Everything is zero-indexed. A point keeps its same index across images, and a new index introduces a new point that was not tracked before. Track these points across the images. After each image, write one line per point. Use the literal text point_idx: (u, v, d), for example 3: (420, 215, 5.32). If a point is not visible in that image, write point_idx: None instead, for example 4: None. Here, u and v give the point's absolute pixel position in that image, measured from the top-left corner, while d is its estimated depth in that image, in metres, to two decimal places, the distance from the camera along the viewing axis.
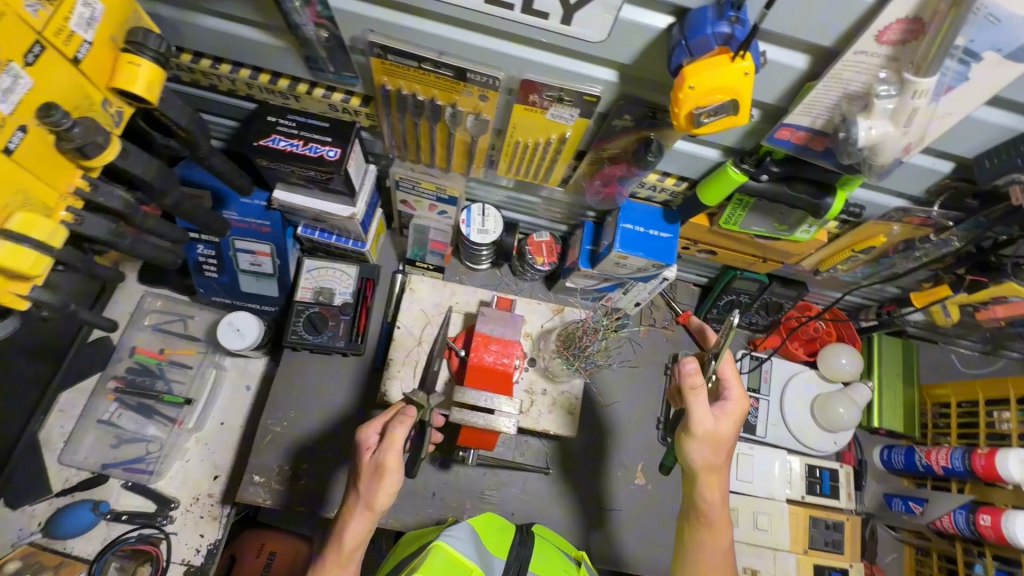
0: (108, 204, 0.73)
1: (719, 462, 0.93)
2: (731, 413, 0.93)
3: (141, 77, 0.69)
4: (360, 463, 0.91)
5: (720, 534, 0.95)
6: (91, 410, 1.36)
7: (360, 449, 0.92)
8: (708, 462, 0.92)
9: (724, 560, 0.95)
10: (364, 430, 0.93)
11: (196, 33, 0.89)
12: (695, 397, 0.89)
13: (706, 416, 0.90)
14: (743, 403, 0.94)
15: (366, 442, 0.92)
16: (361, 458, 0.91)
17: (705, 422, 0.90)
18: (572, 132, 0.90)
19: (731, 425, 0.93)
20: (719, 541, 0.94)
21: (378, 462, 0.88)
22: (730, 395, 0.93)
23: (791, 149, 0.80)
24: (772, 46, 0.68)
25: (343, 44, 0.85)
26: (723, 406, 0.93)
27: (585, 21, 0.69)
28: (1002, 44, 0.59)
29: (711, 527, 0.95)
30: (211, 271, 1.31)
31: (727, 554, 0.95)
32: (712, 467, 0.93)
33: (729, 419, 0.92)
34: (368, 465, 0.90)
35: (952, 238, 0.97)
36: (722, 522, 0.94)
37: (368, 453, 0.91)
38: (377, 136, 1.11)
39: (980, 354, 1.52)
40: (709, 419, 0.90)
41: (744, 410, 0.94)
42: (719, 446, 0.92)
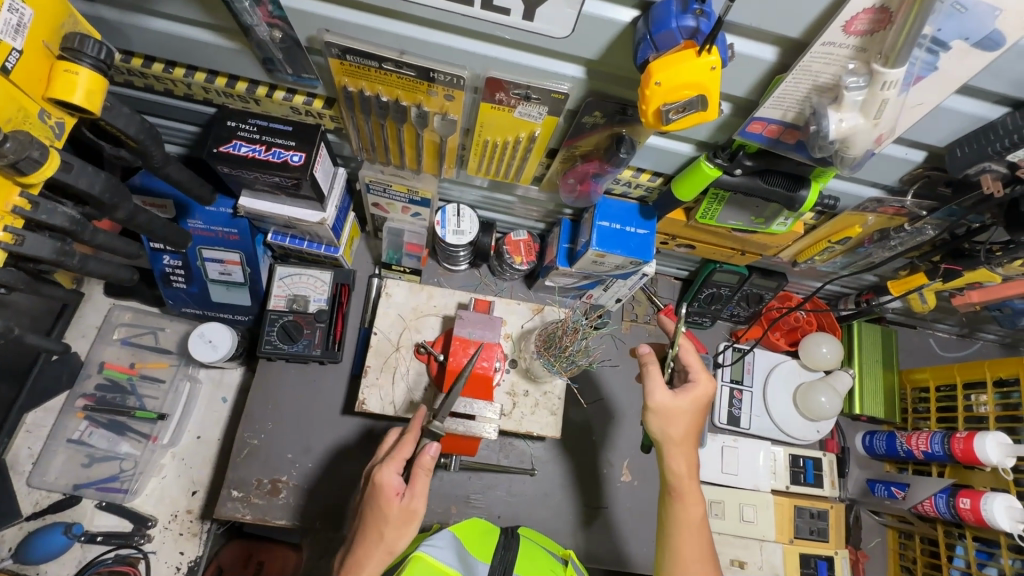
0: (52, 222, 0.69)
1: (681, 431, 0.92)
2: (694, 393, 0.93)
3: (80, 86, 0.65)
4: (385, 508, 0.86)
5: (689, 504, 0.92)
6: (61, 430, 1.31)
7: (388, 494, 0.86)
8: (670, 429, 0.92)
9: (695, 529, 0.91)
10: (386, 472, 0.87)
11: (144, 36, 0.85)
12: (648, 373, 0.92)
13: (662, 391, 0.91)
14: (706, 385, 0.93)
15: (392, 485, 0.86)
16: (388, 504, 0.86)
17: (662, 396, 0.92)
18: (541, 130, 0.88)
19: (693, 403, 0.93)
20: (688, 509, 0.91)
21: (408, 508, 0.86)
22: (694, 376, 0.94)
23: (764, 143, 0.79)
24: (740, 38, 0.66)
25: (299, 45, 0.81)
26: (685, 386, 0.93)
27: (547, 15, 0.66)
28: (970, 32, 0.58)
29: (679, 497, 0.92)
30: (179, 282, 1.26)
31: (699, 524, 0.91)
32: (675, 434, 0.92)
33: (690, 396, 0.93)
34: (397, 511, 0.85)
35: (926, 226, 0.97)
36: (690, 489, 0.92)
37: (395, 497, 0.86)
38: (344, 138, 1.07)
39: (957, 338, 1.54)
40: (666, 393, 0.92)
41: (710, 393, 0.94)
42: (679, 416, 0.92)
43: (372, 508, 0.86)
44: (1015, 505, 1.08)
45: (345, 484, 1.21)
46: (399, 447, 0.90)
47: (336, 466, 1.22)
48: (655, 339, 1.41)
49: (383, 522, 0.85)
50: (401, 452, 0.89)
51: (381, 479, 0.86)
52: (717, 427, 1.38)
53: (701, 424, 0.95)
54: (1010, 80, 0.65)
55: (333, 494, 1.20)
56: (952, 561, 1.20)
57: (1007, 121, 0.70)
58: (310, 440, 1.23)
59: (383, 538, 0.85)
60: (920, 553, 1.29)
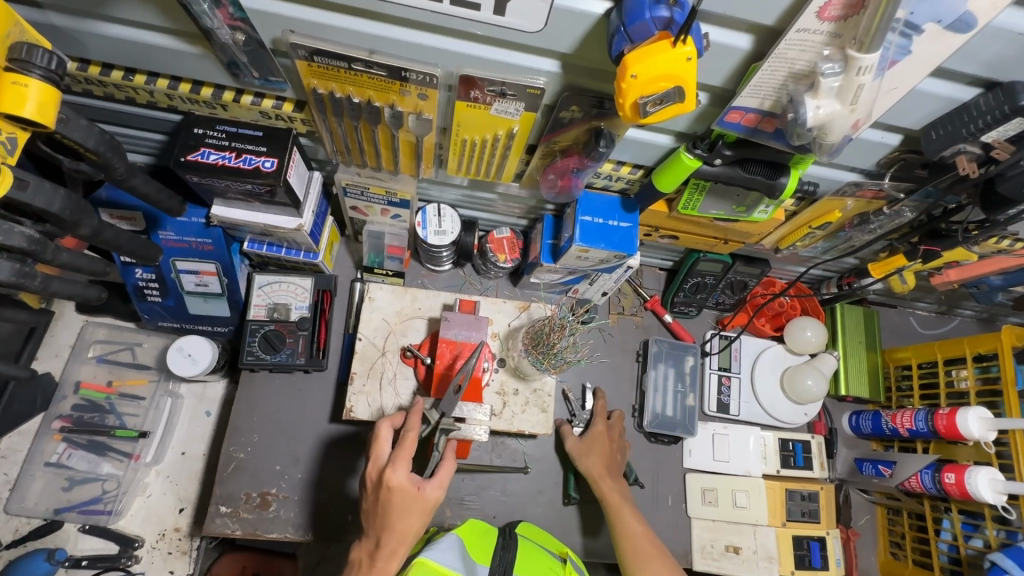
0: (9, 242, 0.65)
1: (593, 458, 1.18)
2: (596, 434, 1.22)
3: (31, 98, 0.62)
4: (409, 501, 0.86)
5: (608, 492, 1.12)
6: (38, 453, 1.27)
7: (407, 489, 0.85)
8: (587, 465, 1.17)
9: (622, 508, 1.10)
10: (394, 473, 0.86)
11: (100, 43, 0.81)
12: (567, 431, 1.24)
13: (571, 434, 1.22)
14: (602, 424, 1.24)
15: (409, 480, 0.86)
16: (410, 497, 0.86)
17: (574, 440, 1.22)
18: (518, 127, 0.87)
19: (597, 440, 1.21)
20: (613, 497, 1.11)
21: (430, 496, 0.87)
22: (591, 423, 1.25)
23: (742, 132, 0.78)
24: (715, 27, 0.66)
25: (264, 47, 0.78)
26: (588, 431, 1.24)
27: (517, 10, 0.65)
28: (943, 15, 0.58)
29: (604, 493, 1.12)
30: (154, 296, 1.23)
31: (622, 503, 1.11)
32: (595, 467, 1.16)
33: (595, 437, 1.22)
34: (422, 501, 0.86)
35: (904, 209, 0.98)
36: (607, 484, 1.14)
37: (416, 490, 0.86)
38: (318, 141, 1.04)
39: (936, 315, 1.56)
40: (572, 437, 1.22)
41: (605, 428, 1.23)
42: (590, 452, 1.19)
43: (391, 506, 0.85)
44: (998, 477, 1.10)
45: (336, 494, 1.19)
46: (405, 445, 0.88)
47: (326, 475, 1.20)
48: (642, 331, 1.41)
49: (407, 515, 0.86)
50: (408, 449, 0.88)
51: (395, 478, 0.85)
52: (707, 415, 1.38)
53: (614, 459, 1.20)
54: (984, 61, 0.65)
55: (324, 504, 1.18)
56: (939, 534, 1.23)
57: (981, 102, 0.70)
58: (299, 450, 1.21)
59: (408, 528, 0.86)
60: (908, 528, 1.32)
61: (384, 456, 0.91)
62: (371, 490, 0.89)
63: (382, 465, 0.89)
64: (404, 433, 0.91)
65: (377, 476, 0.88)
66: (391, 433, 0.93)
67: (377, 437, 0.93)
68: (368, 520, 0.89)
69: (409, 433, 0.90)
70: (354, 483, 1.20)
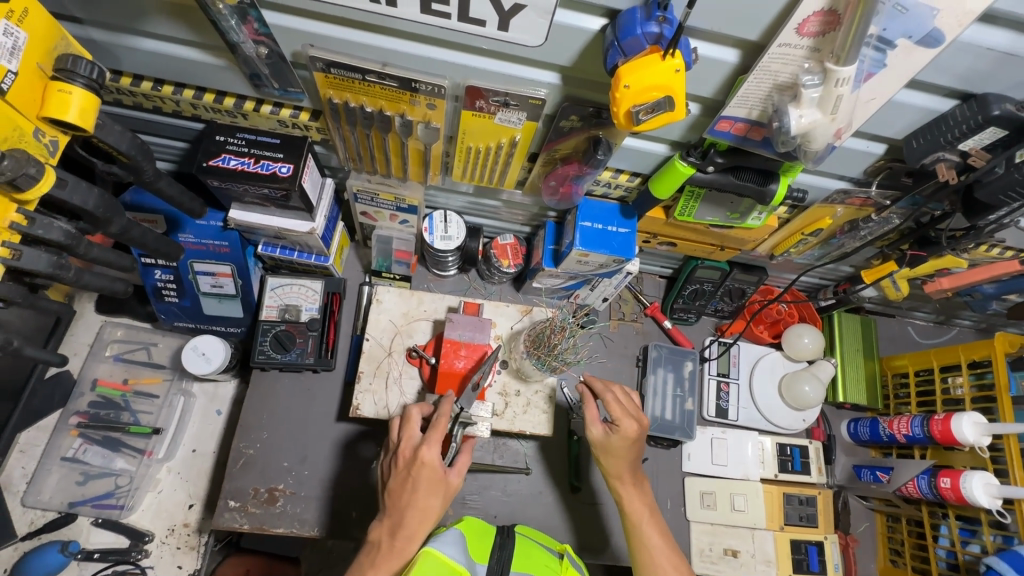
0: (48, 236, 0.70)
1: (615, 460, 1.00)
2: (622, 437, 0.98)
3: (73, 105, 0.68)
4: (435, 481, 0.91)
5: (631, 499, 1.01)
6: (55, 448, 1.32)
7: (440, 470, 0.91)
8: (603, 458, 1.01)
9: (646, 520, 1.00)
10: (431, 448, 0.90)
11: (135, 57, 0.88)
12: (587, 418, 1.01)
13: (597, 424, 1.00)
14: (631, 424, 0.98)
15: (439, 462, 0.91)
16: (440, 477, 0.91)
17: (598, 430, 1.00)
18: (521, 135, 0.92)
19: (622, 445, 0.98)
20: (635, 507, 1.01)
21: (451, 481, 0.94)
22: (618, 420, 0.98)
23: (732, 140, 0.83)
24: (703, 42, 0.71)
25: (284, 60, 0.84)
26: (614, 425, 0.99)
27: (521, 25, 0.70)
28: (913, 30, 0.62)
29: (625, 502, 1.01)
30: (171, 296, 1.28)
31: (648, 514, 1.01)
32: (614, 466, 1.01)
33: (621, 436, 0.98)
34: (446, 482, 0.92)
35: (892, 215, 1.02)
36: (629, 492, 1.02)
37: (444, 473, 0.92)
38: (331, 150, 1.10)
39: (934, 325, 1.59)
40: (597, 427, 1.00)
41: (638, 427, 0.99)
42: (614, 451, 0.99)
43: (421, 483, 0.90)
44: (992, 481, 1.11)
45: (341, 491, 1.22)
46: (440, 428, 0.92)
47: (332, 472, 1.23)
48: (642, 337, 1.44)
49: (434, 494, 0.91)
50: (442, 432, 0.92)
51: (431, 455, 0.90)
52: (706, 419, 1.40)
53: (640, 453, 1.02)
54: (957, 73, 0.69)
55: (330, 501, 1.21)
56: (938, 541, 1.24)
57: (957, 112, 0.75)
58: (306, 448, 1.25)
59: (431, 509, 0.91)
60: (908, 535, 1.32)
61: (415, 436, 0.95)
62: (399, 468, 0.93)
63: (414, 444, 0.94)
64: (437, 417, 0.95)
65: (410, 453, 0.93)
66: (421, 417, 0.97)
67: (408, 418, 0.96)
68: (392, 497, 0.92)
69: (442, 417, 0.94)
70: (359, 480, 1.23)
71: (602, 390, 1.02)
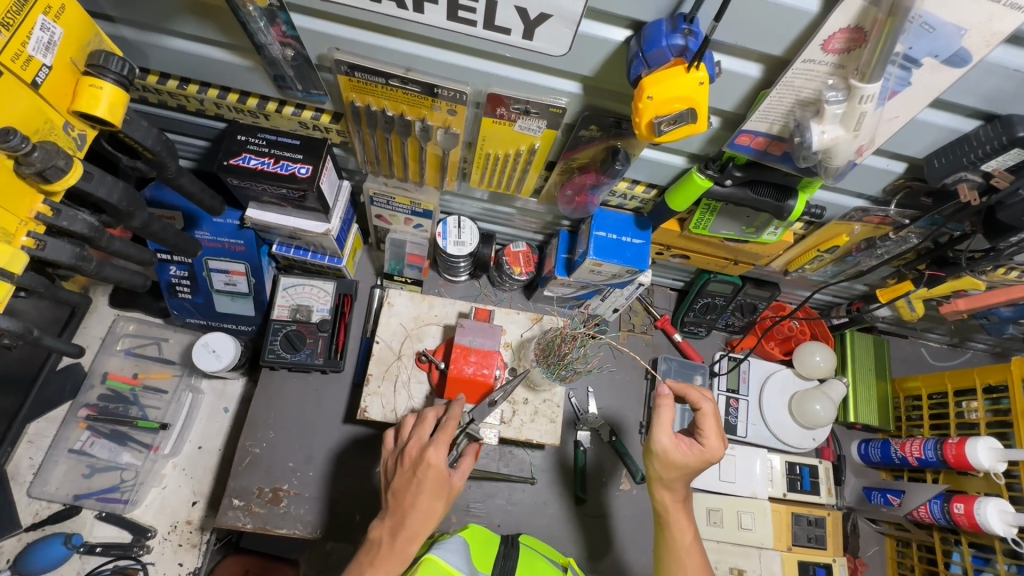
0: (72, 228, 0.71)
1: (677, 476, 0.95)
2: (701, 454, 0.94)
3: (103, 100, 0.69)
4: (439, 485, 0.90)
5: (677, 530, 0.97)
6: (63, 440, 1.32)
7: (445, 474, 0.90)
8: (663, 471, 0.95)
9: (688, 554, 0.95)
10: (436, 452, 0.90)
11: (163, 55, 0.89)
12: (659, 426, 0.94)
13: (671, 436, 0.93)
14: (718, 444, 0.94)
15: (445, 465, 0.90)
16: (445, 481, 0.90)
17: (669, 440, 0.93)
18: (540, 143, 0.92)
19: (698, 462, 0.94)
20: (682, 535, 0.96)
21: (455, 485, 0.92)
22: (708, 437, 0.94)
23: (752, 154, 0.83)
24: (726, 56, 0.71)
25: (309, 62, 0.86)
26: (692, 444, 0.94)
27: (546, 34, 0.70)
28: (939, 50, 0.62)
29: (671, 521, 0.97)
30: (184, 293, 1.29)
31: (689, 548, 0.96)
32: (670, 478, 0.95)
33: (693, 455, 0.93)
34: (449, 486, 0.91)
35: (910, 235, 1.02)
36: (678, 516, 0.97)
37: (448, 475, 0.91)
38: (349, 152, 1.11)
39: (948, 348, 1.57)
40: (668, 437, 0.93)
41: (719, 455, 0.95)
42: (676, 469, 0.94)
43: (425, 487, 0.89)
44: (1007, 509, 1.08)
45: (346, 494, 1.22)
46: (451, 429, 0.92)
47: (337, 474, 1.23)
48: (652, 349, 1.43)
49: (438, 498, 0.90)
50: (451, 435, 0.92)
51: (439, 460, 0.90)
52: None
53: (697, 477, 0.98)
54: (981, 94, 0.69)
55: (333, 503, 1.20)
56: (949, 568, 1.21)
57: (981, 132, 0.74)
58: (312, 448, 1.24)
59: (432, 512, 0.90)
60: (919, 561, 1.30)
61: (425, 436, 0.94)
62: (406, 468, 0.92)
63: (422, 444, 0.93)
64: (446, 420, 0.94)
65: (417, 453, 0.92)
66: (436, 418, 0.97)
67: (422, 419, 0.96)
68: (395, 498, 0.91)
69: (451, 420, 0.93)
70: (363, 483, 1.23)
71: (695, 397, 0.96)
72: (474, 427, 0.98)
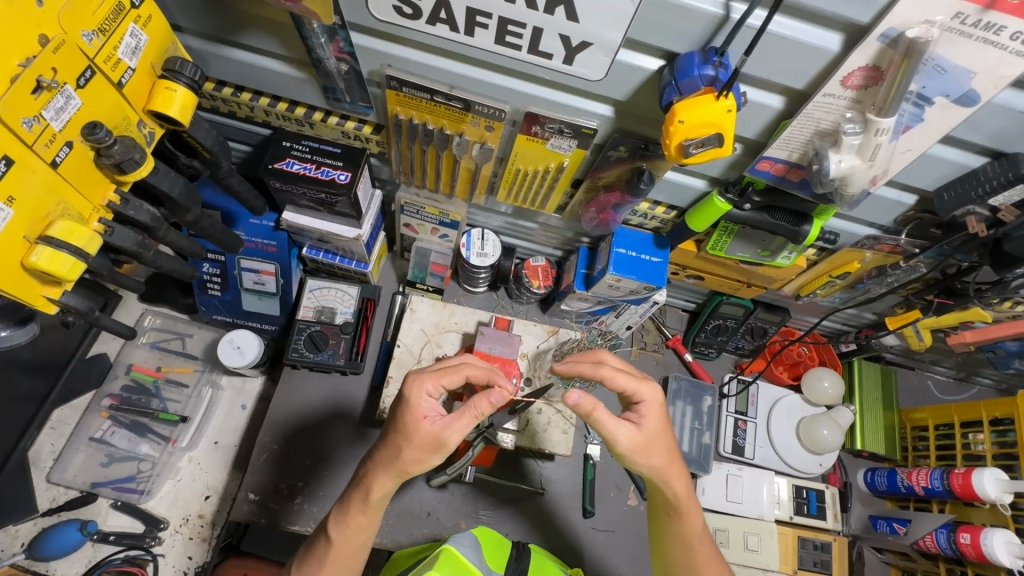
0: (137, 217, 0.77)
1: (666, 454, 0.87)
2: (655, 410, 0.86)
3: (176, 101, 0.75)
4: (410, 427, 0.82)
5: (688, 520, 0.92)
6: (85, 427, 1.35)
7: (416, 417, 0.82)
8: (654, 459, 0.86)
9: (697, 540, 0.92)
10: (416, 388, 0.84)
11: (222, 64, 0.96)
12: (596, 417, 0.83)
13: (618, 427, 0.83)
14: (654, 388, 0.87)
15: (422, 406, 0.83)
16: (415, 426, 0.82)
17: (626, 428, 0.84)
18: (569, 161, 0.98)
19: (663, 420, 0.87)
20: (694, 526, 0.92)
21: (445, 439, 0.82)
22: (635, 393, 0.86)
23: (771, 180, 0.88)
24: (753, 88, 0.77)
25: (361, 77, 0.92)
26: (638, 411, 0.87)
27: (585, 60, 0.76)
28: (951, 89, 0.67)
29: (684, 516, 0.91)
30: (214, 290, 1.33)
31: (701, 534, 0.93)
32: (660, 463, 0.87)
33: (654, 421, 0.86)
34: (431, 435, 0.82)
35: (920, 264, 1.06)
36: (691, 507, 0.91)
37: (424, 418, 0.82)
38: (385, 162, 1.17)
39: (955, 381, 1.59)
40: (625, 427, 0.84)
41: (662, 399, 0.87)
42: (654, 445, 0.86)
43: (399, 427, 0.83)
44: (1014, 540, 1.10)
45: None
46: (447, 372, 0.86)
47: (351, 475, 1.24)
48: (662, 367, 1.46)
49: (406, 442, 0.82)
50: (441, 377, 0.86)
51: (415, 398, 0.83)
52: (722, 455, 1.40)
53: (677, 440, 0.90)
54: (989, 133, 0.74)
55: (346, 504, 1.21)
56: None
57: (988, 169, 0.79)
58: (328, 449, 1.26)
59: (400, 455, 0.83)
60: None
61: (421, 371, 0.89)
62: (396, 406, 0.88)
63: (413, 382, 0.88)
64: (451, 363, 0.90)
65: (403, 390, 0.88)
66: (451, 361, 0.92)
67: (439, 362, 0.94)
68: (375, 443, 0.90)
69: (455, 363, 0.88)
70: None
71: (592, 370, 0.88)
72: (490, 433, 1.05)
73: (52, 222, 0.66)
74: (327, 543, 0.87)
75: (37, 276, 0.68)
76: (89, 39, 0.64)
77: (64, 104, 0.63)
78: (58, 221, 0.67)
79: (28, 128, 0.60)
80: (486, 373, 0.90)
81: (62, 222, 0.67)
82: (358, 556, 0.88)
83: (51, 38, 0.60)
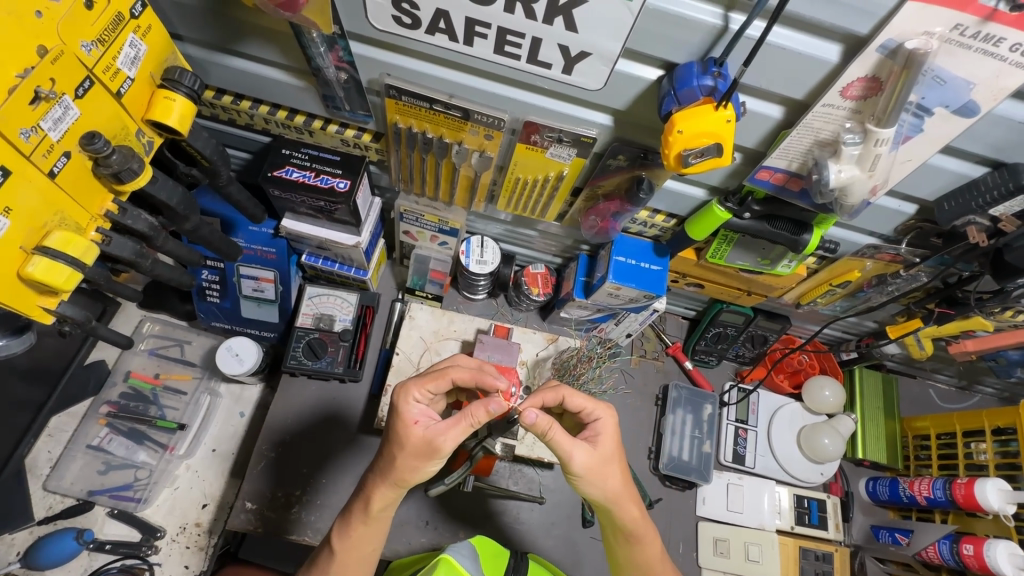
0: (134, 226, 0.78)
1: (620, 478, 0.85)
2: (608, 433, 0.86)
3: (175, 110, 0.75)
4: (401, 433, 0.81)
5: (647, 543, 0.90)
6: (82, 435, 1.35)
7: (406, 423, 0.81)
8: (608, 484, 0.84)
9: (658, 562, 0.91)
10: (405, 395, 0.83)
11: (222, 72, 0.96)
12: (554, 438, 0.81)
13: (575, 448, 0.82)
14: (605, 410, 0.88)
15: (411, 411, 0.82)
16: (406, 432, 0.81)
17: (582, 451, 0.82)
18: (569, 170, 0.98)
19: (615, 442, 0.86)
20: (653, 551, 0.90)
21: (438, 446, 0.80)
22: (591, 411, 0.88)
23: (771, 189, 0.88)
24: (752, 98, 0.77)
25: (360, 85, 0.92)
26: (593, 432, 0.86)
27: (584, 70, 0.76)
28: (950, 100, 0.67)
29: (642, 541, 0.89)
30: (212, 297, 1.33)
31: (661, 557, 0.91)
32: (614, 487, 0.85)
33: (607, 444, 0.85)
34: (422, 441, 0.80)
35: (920, 273, 1.05)
36: (647, 531, 0.89)
37: (414, 423, 0.81)
38: (384, 170, 1.17)
39: (957, 390, 1.59)
40: (580, 449, 0.82)
41: (617, 420, 0.88)
42: (608, 466, 0.84)
43: (391, 434, 0.83)
44: (1017, 552, 1.09)
45: None
46: (434, 377, 0.87)
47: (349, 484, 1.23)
48: (662, 375, 1.46)
49: (400, 449, 0.81)
50: (429, 382, 0.87)
51: (404, 405, 0.83)
52: (722, 464, 1.39)
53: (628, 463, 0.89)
54: (990, 143, 0.74)
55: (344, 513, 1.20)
56: None
57: (988, 179, 0.79)
58: (327, 458, 1.25)
59: (395, 463, 0.81)
60: None
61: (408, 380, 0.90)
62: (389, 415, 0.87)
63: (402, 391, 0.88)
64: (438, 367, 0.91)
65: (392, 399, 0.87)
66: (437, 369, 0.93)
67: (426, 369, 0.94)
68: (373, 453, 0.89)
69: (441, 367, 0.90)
70: None
71: (552, 397, 0.88)
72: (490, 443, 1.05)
73: (49, 231, 0.66)
74: (330, 555, 0.86)
75: (32, 286, 0.67)
76: (88, 50, 0.64)
77: (62, 114, 0.63)
78: (55, 231, 0.67)
79: (26, 138, 0.60)
80: (473, 374, 0.91)
81: (59, 231, 0.67)
82: (360, 567, 0.87)
83: (50, 49, 0.60)
